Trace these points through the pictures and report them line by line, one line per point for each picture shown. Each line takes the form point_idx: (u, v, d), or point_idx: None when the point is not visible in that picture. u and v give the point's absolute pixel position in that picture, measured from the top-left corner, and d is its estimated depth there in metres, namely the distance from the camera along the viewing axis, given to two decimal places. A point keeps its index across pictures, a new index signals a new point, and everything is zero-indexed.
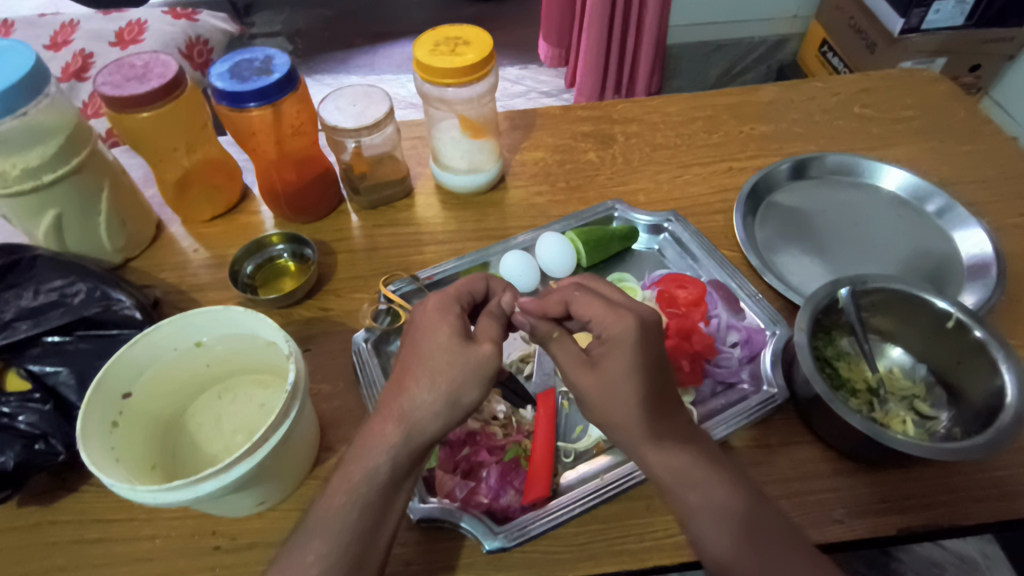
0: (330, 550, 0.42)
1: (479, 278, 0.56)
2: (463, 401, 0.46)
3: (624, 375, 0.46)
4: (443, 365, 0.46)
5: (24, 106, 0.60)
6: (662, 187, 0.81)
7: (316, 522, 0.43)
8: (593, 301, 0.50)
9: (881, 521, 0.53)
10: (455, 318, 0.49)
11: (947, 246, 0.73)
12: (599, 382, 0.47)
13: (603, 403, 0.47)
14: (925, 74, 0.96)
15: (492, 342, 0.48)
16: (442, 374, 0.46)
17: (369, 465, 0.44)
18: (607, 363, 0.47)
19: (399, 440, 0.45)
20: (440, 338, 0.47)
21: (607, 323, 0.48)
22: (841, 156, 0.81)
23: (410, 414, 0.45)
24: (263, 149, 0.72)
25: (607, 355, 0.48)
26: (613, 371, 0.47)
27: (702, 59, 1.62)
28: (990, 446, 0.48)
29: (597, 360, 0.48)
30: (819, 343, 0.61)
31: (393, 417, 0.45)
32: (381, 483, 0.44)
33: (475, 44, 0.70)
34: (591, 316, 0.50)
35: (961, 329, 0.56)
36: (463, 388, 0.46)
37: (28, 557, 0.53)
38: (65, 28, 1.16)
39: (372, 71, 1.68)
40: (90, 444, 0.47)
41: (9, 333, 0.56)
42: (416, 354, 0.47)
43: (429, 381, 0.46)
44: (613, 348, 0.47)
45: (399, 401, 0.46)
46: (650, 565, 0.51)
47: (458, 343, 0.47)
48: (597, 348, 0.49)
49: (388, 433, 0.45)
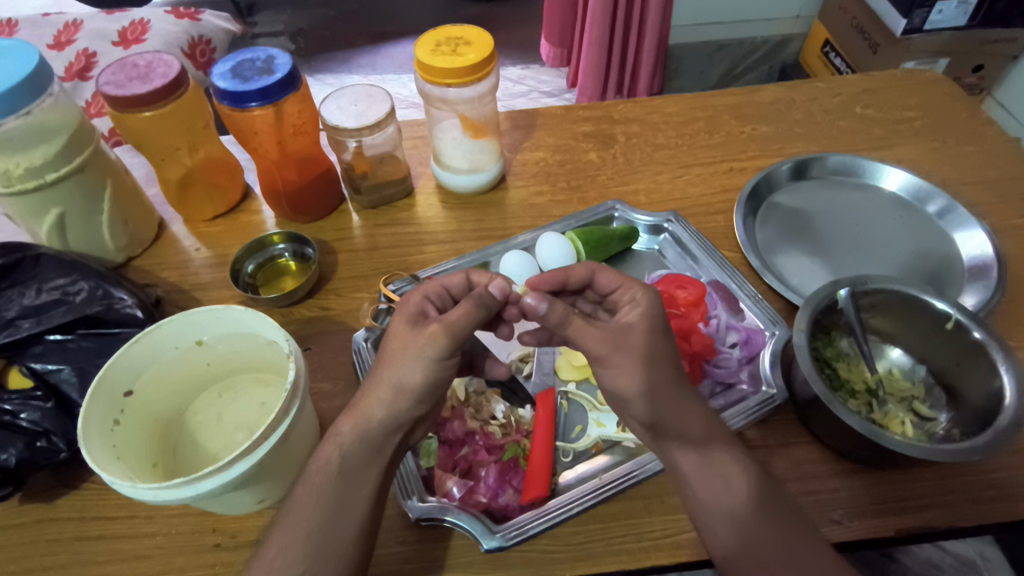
0: (291, 543, 0.43)
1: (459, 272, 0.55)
2: (406, 384, 0.46)
3: (656, 335, 0.48)
4: (391, 351, 0.48)
5: (27, 106, 0.60)
6: (663, 188, 0.81)
7: (283, 520, 0.45)
8: (614, 273, 0.54)
9: (879, 522, 0.53)
10: (411, 308, 0.51)
11: (949, 247, 0.73)
12: (633, 344, 0.47)
13: (639, 367, 0.47)
14: (928, 74, 0.96)
15: (438, 322, 0.48)
16: (388, 361, 0.47)
17: (322, 459, 0.46)
18: (640, 324, 0.48)
19: (349, 432, 0.46)
20: (393, 329, 0.49)
21: (636, 290, 0.51)
22: (842, 156, 0.81)
23: (362, 409, 0.47)
24: (264, 149, 0.72)
25: (637, 318, 0.49)
26: (639, 336, 0.48)
27: (704, 59, 1.62)
28: (988, 448, 0.48)
29: (627, 325, 0.48)
30: (819, 344, 0.61)
31: (347, 412, 0.48)
32: (335, 475, 0.45)
33: (476, 44, 0.70)
34: (619, 283, 0.53)
35: (960, 330, 0.56)
36: (404, 372, 0.47)
37: (30, 554, 0.54)
38: (68, 27, 1.16)
39: (374, 71, 1.69)
40: (91, 441, 0.47)
41: (11, 331, 0.57)
42: (381, 350, 0.49)
43: (378, 372, 0.48)
44: (640, 310, 0.49)
45: (359, 400, 0.48)
46: (648, 564, 0.51)
47: (406, 329, 0.49)
48: (626, 315, 0.50)
49: (340, 427, 0.47)
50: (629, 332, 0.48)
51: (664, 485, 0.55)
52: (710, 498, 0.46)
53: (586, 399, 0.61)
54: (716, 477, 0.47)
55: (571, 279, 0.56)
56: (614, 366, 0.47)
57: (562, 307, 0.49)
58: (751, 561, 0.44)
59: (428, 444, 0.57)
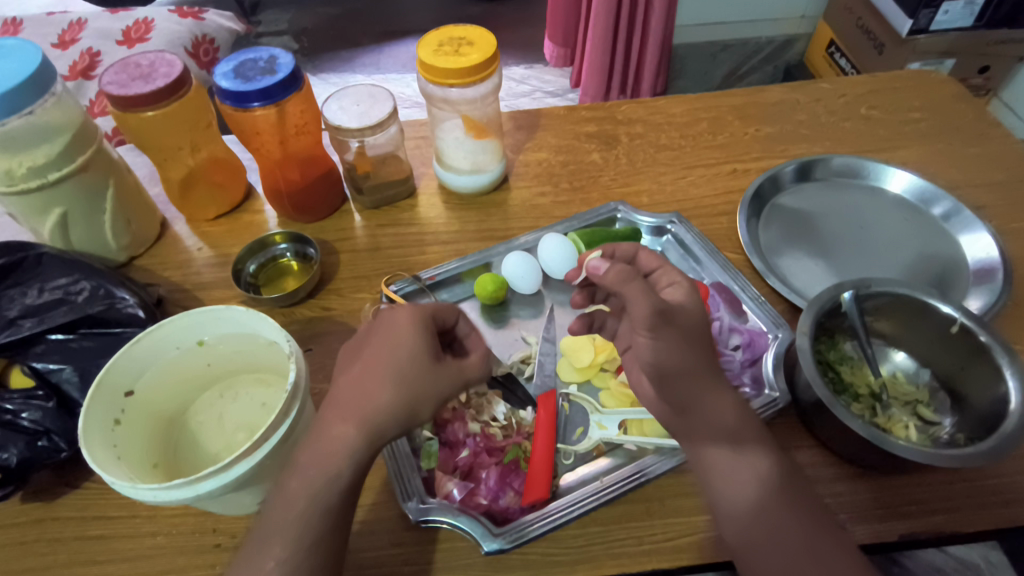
0: (291, 554, 0.43)
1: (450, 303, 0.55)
2: (424, 408, 0.47)
3: (702, 316, 0.51)
4: (405, 370, 0.46)
5: (31, 105, 0.60)
6: (666, 189, 0.81)
7: (276, 527, 0.43)
8: (655, 257, 0.56)
9: (882, 527, 0.52)
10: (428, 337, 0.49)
11: (954, 250, 0.72)
12: (683, 322, 0.49)
13: (689, 342, 0.49)
14: (934, 75, 0.95)
15: (456, 368, 0.49)
16: (407, 381, 0.46)
17: (329, 467, 0.44)
18: (688, 304, 0.51)
19: (360, 442, 0.45)
20: (409, 349, 0.47)
21: (674, 273, 0.54)
22: (846, 158, 0.81)
23: (368, 415, 0.45)
24: (266, 149, 0.72)
25: (685, 298, 0.51)
26: (692, 316, 0.50)
27: (708, 59, 1.61)
28: (992, 454, 0.47)
29: (678, 304, 0.50)
30: (822, 347, 0.60)
31: (350, 416, 0.45)
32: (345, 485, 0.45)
33: (479, 44, 0.70)
34: (657, 265, 0.55)
35: (965, 334, 0.56)
36: (428, 392, 0.47)
37: (31, 553, 0.54)
38: (73, 26, 1.16)
39: (377, 70, 1.68)
40: (91, 441, 0.47)
41: (13, 331, 0.57)
42: (383, 360, 0.46)
43: (385, 384, 0.45)
44: (685, 292, 0.52)
45: (358, 403, 0.45)
46: (649, 568, 0.51)
47: (426, 359, 0.47)
48: (671, 293, 0.52)
49: (345, 433, 0.44)
50: (681, 308, 0.50)
51: (665, 489, 0.55)
52: (732, 494, 0.47)
53: (588, 401, 0.61)
54: (745, 472, 0.47)
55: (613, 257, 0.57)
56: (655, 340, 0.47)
57: (622, 268, 0.47)
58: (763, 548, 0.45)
59: (429, 446, 0.57)
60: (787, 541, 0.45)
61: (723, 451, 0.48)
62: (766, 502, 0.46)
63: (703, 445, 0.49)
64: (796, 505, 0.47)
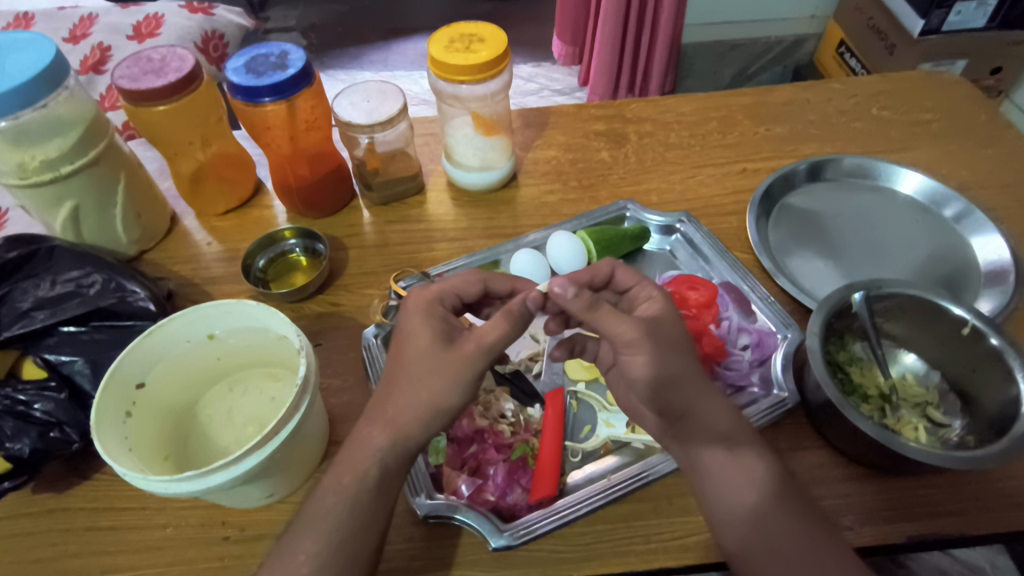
0: (320, 549, 0.43)
1: (477, 278, 0.55)
2: (443, 407, 0.45)
3: (680, 327, 0.49)
4: (422, 371, 0.46)
5: (44, 98, 0.61)
6: (675, 188, 0.81)
7: (312, 522, 0.45)
8: (631, 270, 0.53)
9: (890, 529, 0.52)
10: (437, 322, 0.48)
11: (965, 252, 0.72)
12: (668, 336, 0.47)
13: (677, 353, 0.47)
14: (945, 76, 0.94)
15: (474, 343, 0.46)
16: (423, 381, 0.45)
17: (359, 469, 0.45)
18: (667, 317, 0.49)
19: (386, 444, 0.45)
20: (420, 344, 0.47)
21: (649, 287, 0.52)
22: (857, 158, 0.80)
23: (397, 417, 0.45)
24: (276, 144, 0.73)
25: (661, 311, 0.49)
26: (669, 328, 0.48)
27: (717, 59, 1.61)
28: (1004, 455, 0.47)
29: (655, 317, 0.48)
30: (832, 348, 0.60)
31: (380, 421, 0.46)
32: (371, 486, 0.45)
33: (490, 41, 0.70)
34: (635, 282, 0.52)
35: (977, 336, 0.55)
36: (441, 393, 0.45)
37: (40, 543, 0.54)
38: (83, 21, 1.17)
39: (385, 68, 1.69)
40: (104, 433, 0.47)
41: (26, 323, 0.57)
42: (402, 365, 0.47)
43: (413, 388, 0.45)
44: (662, 305, 0.50)
45: (386, 407, 0.46)
46: (656, 567, 0.51)
47: (438, 348, 0.46)
48: (646, 307, 0.50)
49: (375, 439, 0.45)
50: (659, 323, 0.48)
51: (673, 487, 0.55)
52: (728, 500, 0.47)
53: (596, 399, 0.61)
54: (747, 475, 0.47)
55: (596, 280, 0.53)
56: (643, 354, 0.46)
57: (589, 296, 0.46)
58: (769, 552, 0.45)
59: (437, 442, 0.57)
60: (794, 540, 0.45)
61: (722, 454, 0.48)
62: (772, 502, 0.47)
63: (698, 448, 0.49)
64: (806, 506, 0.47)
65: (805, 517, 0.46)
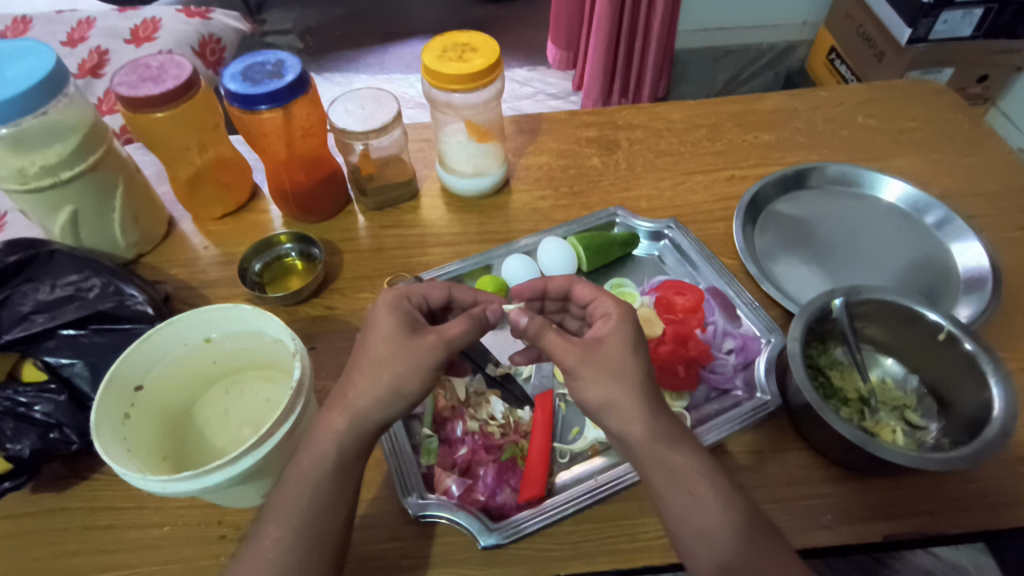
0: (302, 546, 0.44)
1: (443, 286, 0.57)
2: (404, 390, 0.47)
3: (624, 350, 0.48)
4: (385, 356, 0.47)
5: (44, 106, 0.62)
6: (664, 195, 0.82)
7: (278, 510, 0.46)
8: (590, 286, 0.56)
9: (867, 528, 0.54)
10: (403, 315, 0.51)
11: (945, 258, 0.74)
12: (609, 358, 0.48)
13: (612, 378, 0.47)
14: (930, 85, 0.96)
15: (437, 335, 0.49)
16: (386, 364, 0.47)
17: (324, 458, 0.46)
18: (610, 338, 0.49)
19: (345, 427, 0.47)
20: (385, 331, 0.49)
21: (608, 303, 0.53)
22: (842, 166, 0.82)
23: (355, 403, 0.47)
24: (272, 150, 0.74)
25: (609, 332, 0.49)
26: (613, 352, 0.48)
27: (710, 64, 1.63)
28: (974, 458, 0.49)
29: (604, 335, 0.49)
30: (813, 352, 0.62)
31: (339, 406, 0.47)
32: (331, 470, 0.46)
33: (482, 50, 0.71)
34: (593, 296, 0.55)
35: (952, 341, 0.57)
36: (401, 377, 0.47)
37: (40, 542, 0.55)
38: (82, 25, 1.18)
39: (381, 71, 1.70)
40: (104, 434, 0.49)
41: (26, 326, 0.58)
42: (366, 351, 0.49)
43: (374, 371, 0.47)
44: (612, 323, 0.50)
45: (347, 393, 0.48)
46: (640, 565, 0.52)
47: (403, 336, 0.48)
48: (599, 330, 0.50)
49: (335, 422, 0.47)
50: (601, 346, 0.48)
51: None
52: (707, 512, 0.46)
53: None
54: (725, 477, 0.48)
55: (550, 288, 0.59)
56: (583, 377, 0.48)
57: (541, 321, 0.50)
58: None
59: (429, 443, 0.59)
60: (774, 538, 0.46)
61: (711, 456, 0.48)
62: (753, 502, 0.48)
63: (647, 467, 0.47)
64: None
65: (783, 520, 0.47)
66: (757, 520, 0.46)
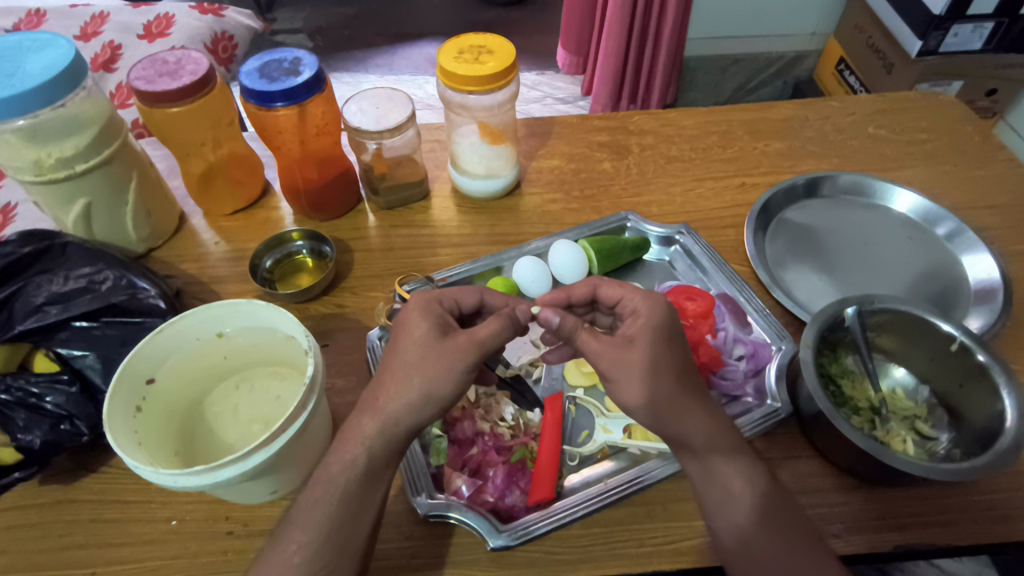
0: (311, 539, 0.44)
1: (474, 290, 0.58)
2: (436, 395, 0.47)
3: (655, 346, 0.49)
4: (418, 359, 0.48)
5: (62, 99, 0.62)
6: (675, 200, 0.82)
7: (304, 512, 0.45)
8: (615, 284, 0.56)
9: (877, 538, 0.54)
10: (436, 319, 0.51)
11: (955, 270, 0.74)
12: (633, 358, 0.49)
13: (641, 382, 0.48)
14: (941, 98, 0.96)
15: (467, 336, 0.49)
16: (417, 367, 0.48)
17: (347, 458, 0.46)
18: (640, 336, 0.50)
19: (375, 432, 0.47)
20: (418, 335, 0.49)
21: (637, 301, 0.53)
22: (854, 175, 0.82)
23: (385, 407, 0.47)
24: (286, 147, 0.74)
25: (639, 332, 0.50)
26: (642, 348, 0.49)
27: (719, 72, 1.63)
28: (988, 469, 0.49)
29: (631, 334, 0.51)
30: (824, 360, 0.62)
31: (370, 411, 0.47)
32: (359, 474, 0.46)
33: (498, 53, 0.72)
34: (619, 294, 0.56)
35: (964, 353, 0.57)
36: (434, 382, 0.47)
37: (47, 533, 0.55)
38: (95, 19, 1.18)
39: (390, 72, 1.70)
40: (116, 426, 0.49)
41: (39, 317, 0.58)
42: (396, 353, 0.49)
43: (405, 374, 0.48)
44: (641, 322, 0.51)
45: (377, 397, 0.48)
46: (650, 569, 0.52)
47: (433, 339, 0.49)
48: (629, 328, 0.52)
49: (365, 426, 0.47)
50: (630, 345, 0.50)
51: (669, 492, 0.56)
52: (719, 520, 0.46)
53: (594, 405, 0.62)
54: (736, 483, 0.48)
55: (573, 297, 0.59)
56: (617, 375, 0.49)
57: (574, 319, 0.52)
58: (762, 562, 0.45)
59: (438, 443, 0.58)
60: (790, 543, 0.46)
61: (722, 461, 0.48)
62: (768, 507, 0.47)
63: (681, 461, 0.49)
64: (794, 519, 0.47)
65: (795, 528, 0.47)
66: (772, 527, 0.46)
